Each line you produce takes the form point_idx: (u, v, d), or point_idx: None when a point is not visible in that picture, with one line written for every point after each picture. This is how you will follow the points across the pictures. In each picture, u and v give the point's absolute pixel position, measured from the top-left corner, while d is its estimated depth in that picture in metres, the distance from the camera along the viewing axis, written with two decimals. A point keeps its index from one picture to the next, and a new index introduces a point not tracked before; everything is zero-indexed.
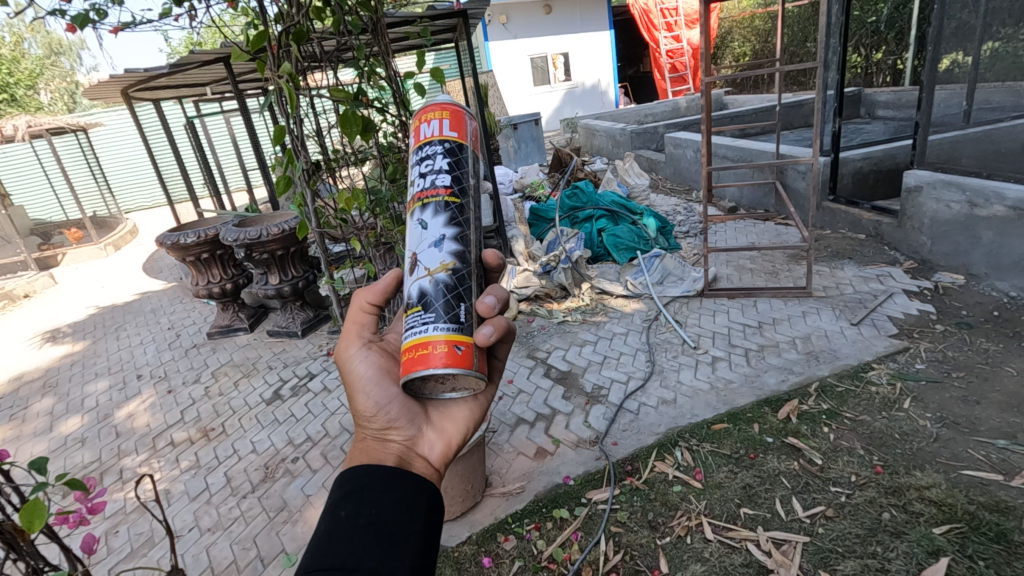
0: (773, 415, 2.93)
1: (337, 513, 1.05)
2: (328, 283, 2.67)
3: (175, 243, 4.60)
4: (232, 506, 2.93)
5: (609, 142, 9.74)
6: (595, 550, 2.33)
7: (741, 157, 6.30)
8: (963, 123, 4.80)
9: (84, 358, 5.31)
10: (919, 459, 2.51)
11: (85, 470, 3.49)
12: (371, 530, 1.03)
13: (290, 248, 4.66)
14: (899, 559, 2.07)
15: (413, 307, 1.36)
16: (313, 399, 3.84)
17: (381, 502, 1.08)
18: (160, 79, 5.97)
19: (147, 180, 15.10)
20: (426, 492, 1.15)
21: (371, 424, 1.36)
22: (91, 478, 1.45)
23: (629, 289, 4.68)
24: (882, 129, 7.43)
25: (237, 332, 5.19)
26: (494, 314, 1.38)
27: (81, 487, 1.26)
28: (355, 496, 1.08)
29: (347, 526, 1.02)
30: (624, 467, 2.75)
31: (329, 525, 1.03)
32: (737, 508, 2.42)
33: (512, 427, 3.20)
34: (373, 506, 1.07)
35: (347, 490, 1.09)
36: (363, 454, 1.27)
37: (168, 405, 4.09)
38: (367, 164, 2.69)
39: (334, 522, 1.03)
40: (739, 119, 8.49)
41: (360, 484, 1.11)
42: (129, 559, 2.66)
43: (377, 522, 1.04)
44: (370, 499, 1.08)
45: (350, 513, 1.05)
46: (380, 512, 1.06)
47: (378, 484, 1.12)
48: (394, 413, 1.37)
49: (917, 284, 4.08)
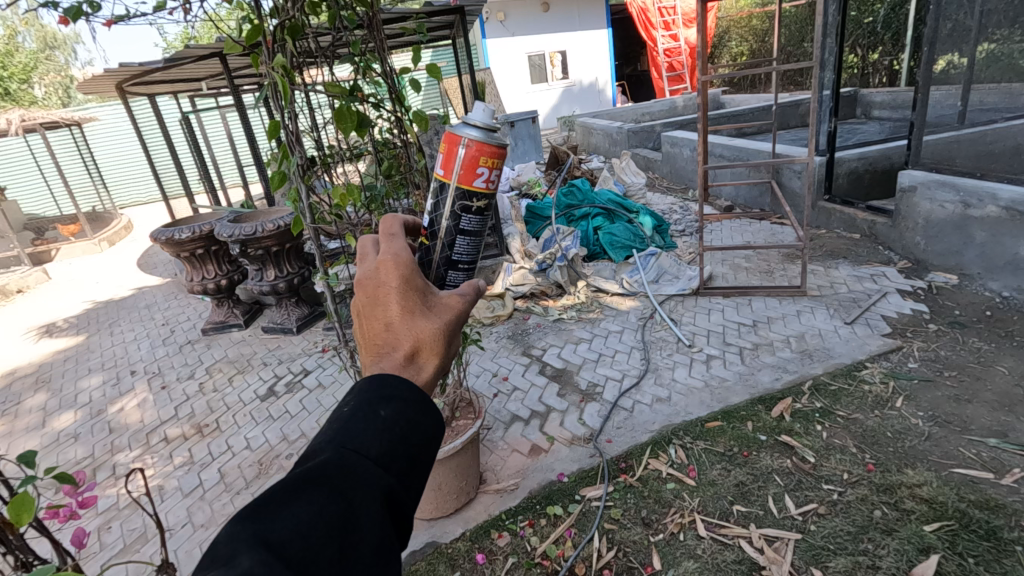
0: (766, 413, 2.94)
1: (377, 411, 0.83)
2: (323, 278, 2.66)
3: (169, 238, 4.59)
4: (225, 502, 2.92)
5: (606, 140, 9.75)
6: (589, 547, 2.33)
7: (737, 156, 6.32)
8: (958, 124, 4.82)
9: (77, 354, 5.28)
10: (910, 457, 2.53)
11: (78, 465, 3.47)
12: (407, 449, 0.82)
13: (285, 244, 4.65)
14: (890, 556, 2.08)
15: None
16: (308, 395, 3.83)
17: (423, 420, 0.87)
18: (155, 73, 5.94)
19: (142, 175, 15.02)
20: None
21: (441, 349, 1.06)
22: (81, 477, 1.45)
23: (625, 288, 4.68)
24: (878, 130, 7.47)
25: (232, 328, 5.19)
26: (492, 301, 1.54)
27: (70, 480, 1.25)
28: (400, 399, 0.87)
29: (385, 430, 0.81)
30: (618, 465, 2.75)
31: (364, 417, 0.82)
32: (729, 505, 2.44)
33: (506, 425, 3.21)
34: (415, 419, 0.85)
35: (388, 390, 0.87)
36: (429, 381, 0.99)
37: (162, 401, 4.08)
38: (362, 160, 2.68)
39: (368, 419, 0.82)
40: (735, 118, 8.52)
41: (407, 391, 0.89)
42: (121, 554, 2.64)
43: (414, 440, 0.83)
44: (414, 409, 0.87)
45: (391, 417, 0.83)
46: (421, 434, 0.85)
47: (421, 402, 0.89)
48: None
49: (911, 283, 4.10)
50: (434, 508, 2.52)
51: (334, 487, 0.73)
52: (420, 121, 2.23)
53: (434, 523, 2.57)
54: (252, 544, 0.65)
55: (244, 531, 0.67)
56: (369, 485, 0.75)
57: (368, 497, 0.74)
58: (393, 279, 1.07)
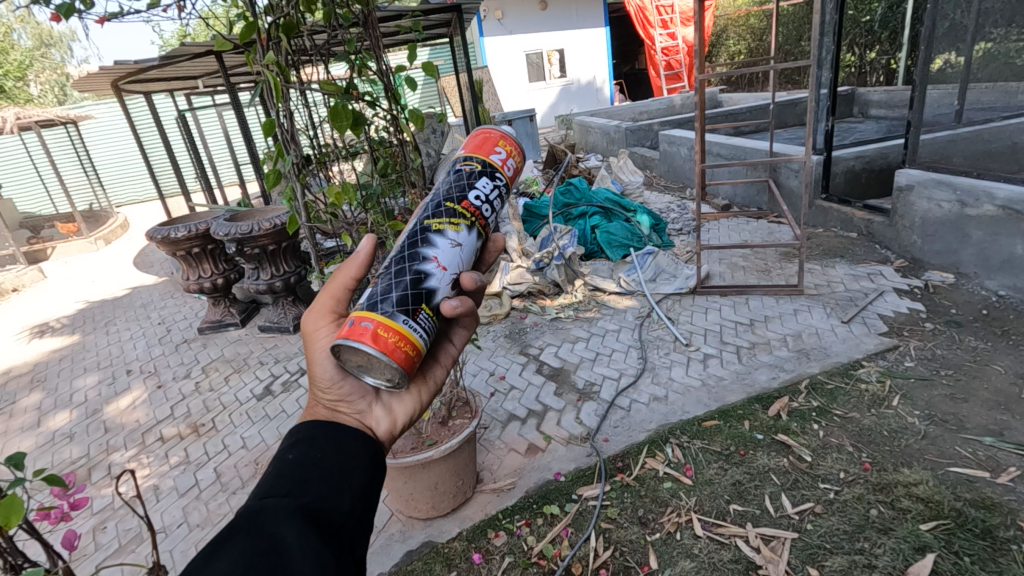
0: (763, 412, 2.94)
1: (285, 457, 1.02)
2: (318, 278, 2.65)
3: (165, 237, 4.56)
4: (221, 502, 2.91)
5: (603, 139, 9.74)
6: (585, 546, 2.33)
7: (735, 155, 6.32)
8: (955, 123, 4.83)
9: (73, 353, 5.25)
10: (906, 456, 2.53)
11: (73, 465, 3.45)
12: (319, 475, 0.99)
13: (281, 244, 4.63)
14: (886, 555, 2.08)
15: (427, 310, 1.31)
16: (304, 394, 3.82)
17: (330, 452, 1.05)
18: (152, 71, 5.91)
19: (138, 173, 14.95)
20: (370, 447, 1.13)
21: (324, 396, 1.29)
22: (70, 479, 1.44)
23: (622, 287, 4.67)
24: (875, 128, 7.46)
25: (228, 327, 5.17)
26: (458, 310, 1.35)
27: (58, 484, 1.24)
28: (303, 442, 1.06)
29: (295, 470, 0.98)
30: (614, 464, 2.75)
31: (276, 467, 0.99)
32: (726, 504, 2.44)
33: (503, 424, 3.20)
34: (320, 453, 1.04)
35: (294, 440, 1.06)
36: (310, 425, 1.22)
37: (158, 401, 4.06)
38: (358, 159, 2.67)
39: (278, 463, 1.00)
40: (732, 117, 8.52)
41: (312, 434, 1.08)
42: (116, 555, 2.63)
43: (322, 467, 1.02)
44: (317, 447, 1.05)
45: (297, 458, 1.02)
46: (326, 461, 1.03)
47: (323, 436, 1.09)
48: (346, 388, 1.29)
49: (908, 282, 4.11)
50: (430, 508, 2.51)
51: (251, 526, 0.86)
52: (416, 120, 2.21)
53: (431, 522, 2.56)
54: None
55: None
56: (287, 510, 0.90)
57: (287, 515, 0.88)
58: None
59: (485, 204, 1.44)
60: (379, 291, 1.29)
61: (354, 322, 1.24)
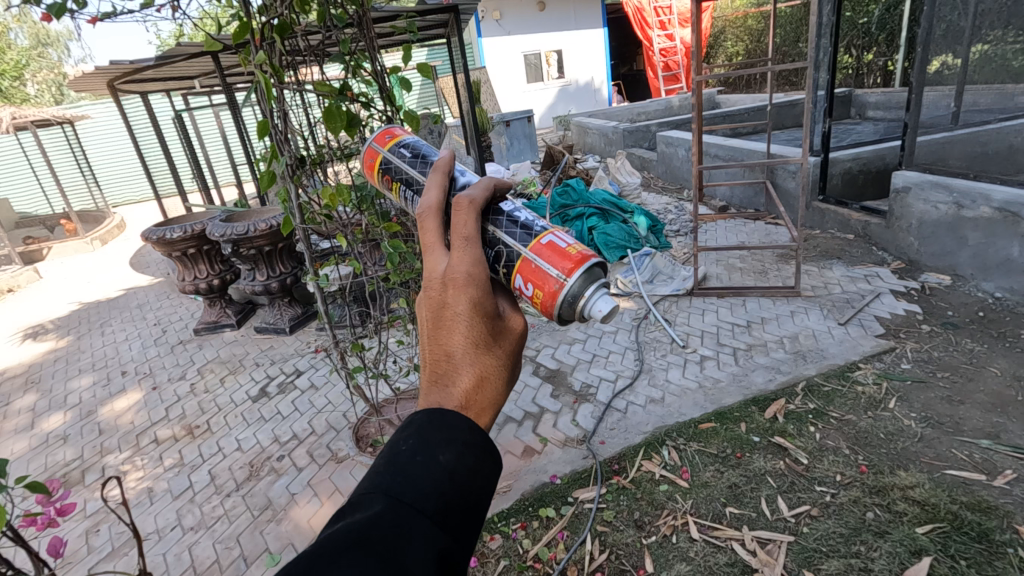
0: (760, 414, 2.94)
1: (434, 454, 0.75)
2: (313, 279, 2.63)
3: (160, 238, 4.55)
4: (216, 504, 2.90)
5: (601, 140, 9.75)
6: (581, 549, 2.33)
7: (732, 156, 6.32)
8: (952, 125, 4.83)
9: (68, 354, 5.23)
10: (902, 458, 2.53)
11: (66, 468, 3.43)
12: (461, 502, 0.74)
13: (277, 244, 4.62)
14: (882, 558, 2.08)
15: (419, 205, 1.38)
16: (299, 396, 3.81)
17: (487, 472, 0.78)
18: (149, 71, 5.88)
19: (134, 173, 14.91)
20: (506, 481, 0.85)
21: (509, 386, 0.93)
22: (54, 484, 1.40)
23: (619, 288, 4.68)
24: (873, 130, 7.49)
25: (224, 328, 5.15)
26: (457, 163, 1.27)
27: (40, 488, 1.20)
28: (460, 442, 0.78)
29: (443, 481, 0.73)
30: (611, 466, 2.75)
31: (415, 458, 0.74)
32: (722, 507, 2.43)
33: (499, 426, 3.19)
34: (477, 468, 0.77)
35: (449, 429, 0.78)
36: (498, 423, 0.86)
37: (153, 402, 4.04)
38: (353, 160, 2.66)
39: (424, 462, 0.74)
40: (729, 118, 8.53)
41: (467, 432, 0.79)
42: (109, 559, 2.62)
43: (470, 492, 0.75)
44: (473, 454, 0.78)
45: (451, 462, 0.75)
46: (478, 478, 0.76)
47: (486, 447, 0.80)
48: None
49: (904, 284, 4.11)
50: None
51: (377, 552, 0.64)
52: (412, 121, 2.19)
53: None
54: None
55: None
56: (418, 544, 0.67)
57: (417, 556, 0.66)
58: (443, 292, 0.94)
59: (535, 216, 1.16)
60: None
61: None
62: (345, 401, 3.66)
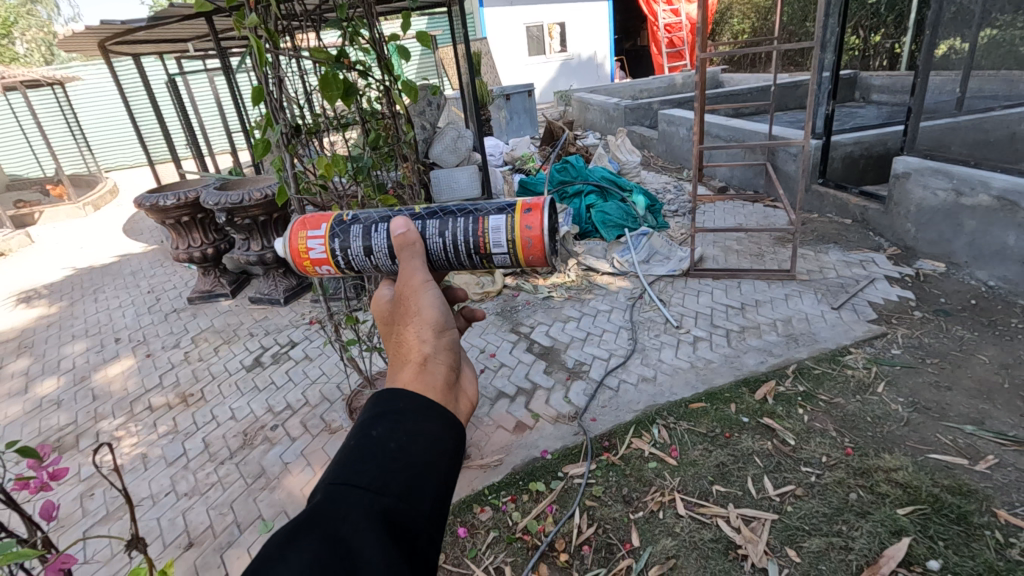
0: (750, 395, 2.98)
1: (368, 434, 0.85)
2: (307, 251, 2.61)
3: (154, 205, 4.49)
4: (209, 471, 2.93)
5: (602, 117, 9.62)
6: (570, 522, 2.37)
7: (733, 137, 6.26)
8: (956, 111, 4.78)
9: (61, 320, 5.20)
10: (888, 442, 2.57)
11: (60, 432, 3.45)
12: (402, 465, 0.82)
13: (272, 214, 4.58)
14: (863, 538, 2.12)
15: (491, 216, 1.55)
16: (294, 367, 3.83)
17: (420, 431, 0.87)
18: (140, 32, 5.72)
19: (127, 138, 14.64)
20: (459, 429, 0.93)
21: (430, 339, 1.06)
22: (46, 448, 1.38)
23: (615, 267, 4.68)
24: (876, 114, 7.42)
25: (218, 297, 5.13)
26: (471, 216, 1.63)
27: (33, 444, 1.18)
28: (387, 413, 0.88)
29: (375, 453, 0.82)
30: (601, 443, 2.78)
31: (353, 443, 0.84)
32: (709, 485, 2.47)
33: (492, 401, 3.23)
34: (405, 431, 0.86)
35: (378, 408, 0.90)
36: (419, 372, 0.99)
37: (147, 369, 4.05)
38: (350, 130, 2.62)
39: (360, 441, 0.83)
40: (733, 98, 8.42)
41: (394, 404, 0.90)
42: (103, 522, 2.65)
43: (406, 453, 0.83)
44: (404, 423, 0.87)
45: (382, 435, 0.84)
46: (411, 440, 0.85)
47: (409, 408, 0.90)
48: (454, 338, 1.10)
49: (899, 270, 4.12)
50: None
51: (324, 532, 0.72)
52: (410, 92, 2.15)
53: None
54: None
55: None
56: (360, 512, 0.75)
57: (359, 519, 0.74)
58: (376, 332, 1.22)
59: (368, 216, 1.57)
60: (490, 212, 1.45)
61: (525, 211, 1.42)
62: (339, 373, 3.68)
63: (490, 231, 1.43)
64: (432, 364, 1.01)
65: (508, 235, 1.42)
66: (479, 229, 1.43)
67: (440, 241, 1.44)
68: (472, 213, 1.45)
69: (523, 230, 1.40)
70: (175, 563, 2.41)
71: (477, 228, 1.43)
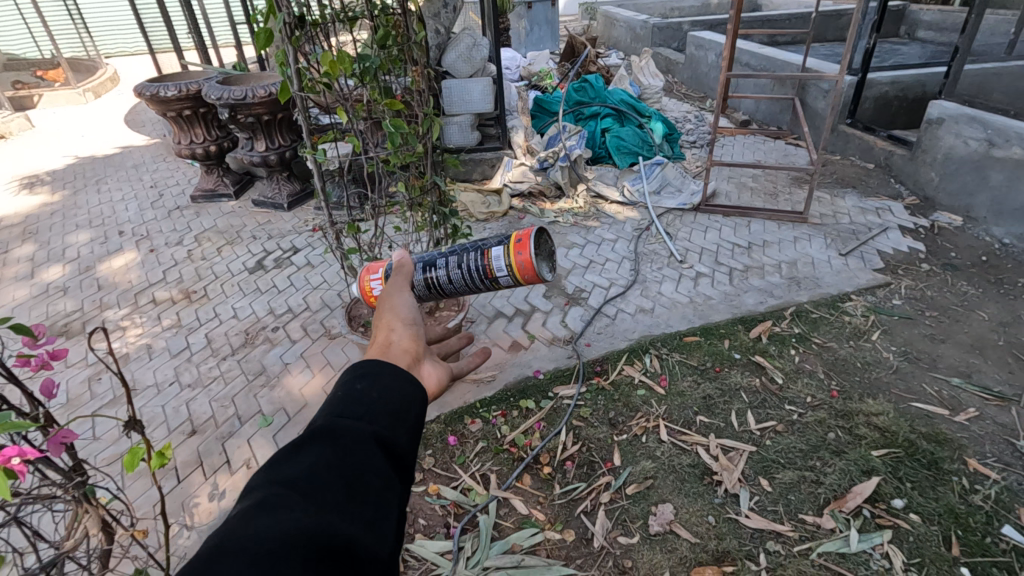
0: (744, 333, 3.01)
1: (355, 384, 0.91)
2: (309, 153, 2.53)
3: (154, 95, 4.33)
4: (212, 366, 3.02)
5: (627, 34, 9.06)
6: (555, 439, 2.47)
7: (764, 66, 5.92)
8: (1005, 54, 4.48)
9: (65, 209, 5.18)
10: (873, 388, 2.62)
11: (67, 318, 3.52)
12: (389, 409, 0.89)
13: (276, 114, 4.42)
14: (834, 474, 2.21)
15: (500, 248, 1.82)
16: (296, 272, 3.84)
17: (402, 386, 0.93)
18: None
19: (126, 22, 13.90)
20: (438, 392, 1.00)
21: (399, 328, 1.16)
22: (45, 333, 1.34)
23: (625, 196, 4.59)
24: (919, 53, 6.97)
25: (221, 197, 5.06)
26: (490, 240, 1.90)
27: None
28: (371, 371, 0.94)
29: (361, 396, 0.88)
30: (593, 368, 2.84)
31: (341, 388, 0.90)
32: (693, 415, 2.55)
33: (489, 320, 3.27)
34: (389, 382, 0.93)
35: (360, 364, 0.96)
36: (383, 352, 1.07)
37: (150, 264, 4.08)
38: (357, 25, 2.46)
39: (347, 388, 0.90)
40: (769, 23, 7.88)
41: (381, 365, 0.97)
42: (111, 405, 2.77)
43: (389, 400, 0.90)
44: (386, 378, 0.94)
45: (368, 386, 0.90)
46: (396, 390, 0.92)
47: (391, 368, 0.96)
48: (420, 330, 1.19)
49: (914, 221, 4.02)
50: None
51: (326, 446, 0.79)
52: None
53: None
54: (267, 491, 0.72)
55: (258, 484, 0.74)
56: (354, 435, 0.81)
57: (355, 443, 0.81)
58: None
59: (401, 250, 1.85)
60: (492, 245, 1.74)
61: (517, 242, 1.68)
62: (341, 281, 3.70)
63: (494, 261, 1.72)
64: (394, 347, 1.09)
65: (506, 261, 1.70)
66: (485, 262, 1.73)
67: (458, 272, 1.76)
68: (478, 247, 1.76)
69: (516, 257, 1.68)
70: (178, 448, 2.54)
71: (484, 258, 1.74)
